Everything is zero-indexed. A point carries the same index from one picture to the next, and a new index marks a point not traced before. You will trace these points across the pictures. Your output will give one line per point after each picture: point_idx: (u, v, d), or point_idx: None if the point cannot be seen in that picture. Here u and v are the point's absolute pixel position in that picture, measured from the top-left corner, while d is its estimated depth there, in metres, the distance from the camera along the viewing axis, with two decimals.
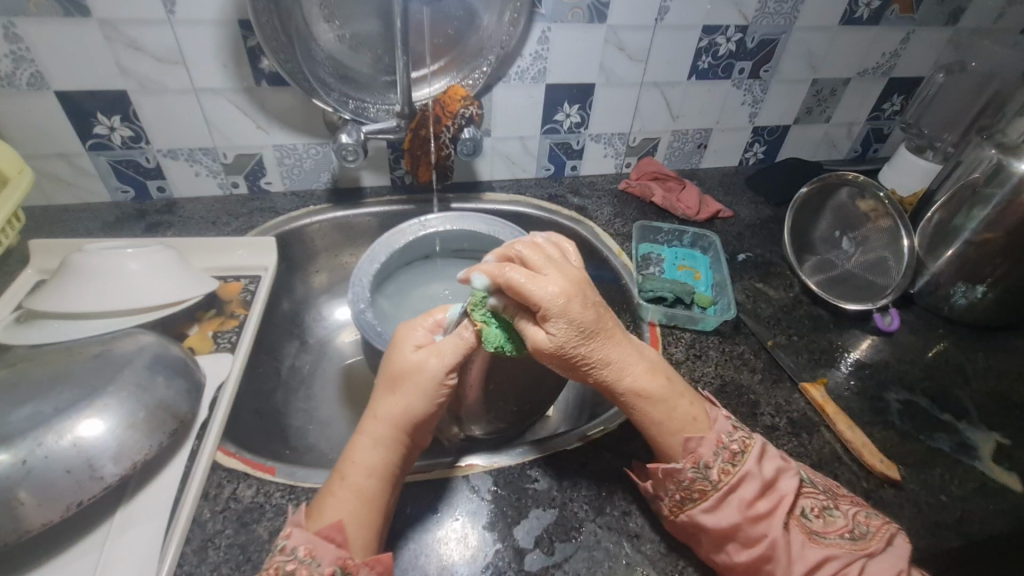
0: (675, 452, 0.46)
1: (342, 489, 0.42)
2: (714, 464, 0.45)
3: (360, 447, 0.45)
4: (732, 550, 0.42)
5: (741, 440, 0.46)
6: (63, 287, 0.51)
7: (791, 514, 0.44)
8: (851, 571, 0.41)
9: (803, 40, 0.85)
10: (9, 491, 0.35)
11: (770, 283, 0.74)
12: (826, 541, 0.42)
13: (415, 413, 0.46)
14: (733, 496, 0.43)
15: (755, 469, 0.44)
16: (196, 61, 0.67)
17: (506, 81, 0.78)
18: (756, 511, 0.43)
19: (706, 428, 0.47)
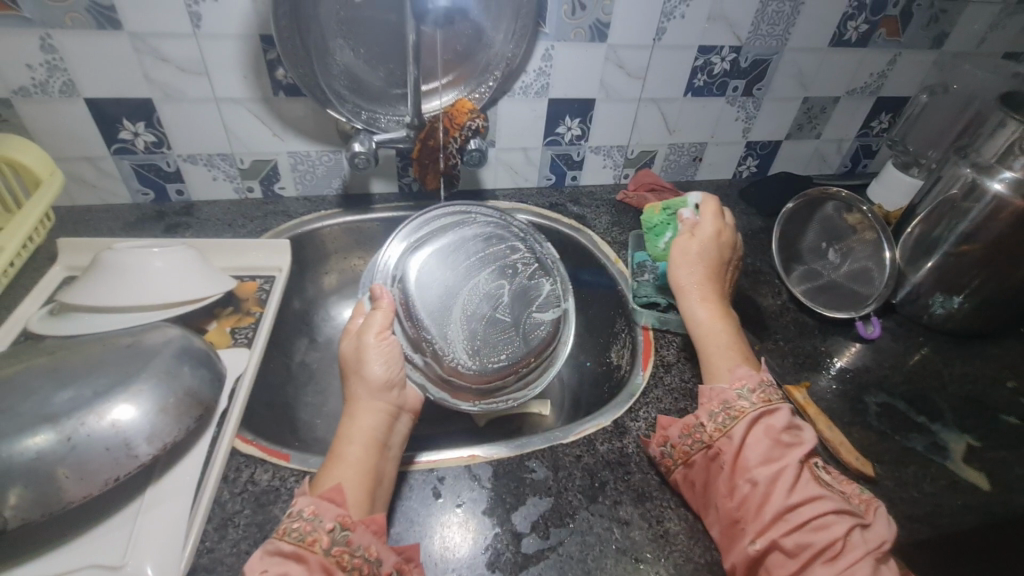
0: (712, 391, 0.52)
1: (346, 460, 0.47)
2: (741, 405, 0.50)
3: (355, 416, 0.50)
4: (752, 469, 0.47)
5: (771, 392, 0.51)
6: (93, 283, 0.55)
7: (804, 458, 0.48)
8: (845, 521, 0.43)
9: (794, 60, 0.90)
10: (55, 466, 0.38)
11: (759, 291, 0.78)
12: (831, 489, 0.46)
13: (371, 373, 0.51)
14: (764, 422, 0.49)
15: (789, 411, 0.50)
16: (219, 73, 0.71)
17: (510, 95, 0.82)
18: (781, 439, 0.48)
19: (741, 377, 0.52)
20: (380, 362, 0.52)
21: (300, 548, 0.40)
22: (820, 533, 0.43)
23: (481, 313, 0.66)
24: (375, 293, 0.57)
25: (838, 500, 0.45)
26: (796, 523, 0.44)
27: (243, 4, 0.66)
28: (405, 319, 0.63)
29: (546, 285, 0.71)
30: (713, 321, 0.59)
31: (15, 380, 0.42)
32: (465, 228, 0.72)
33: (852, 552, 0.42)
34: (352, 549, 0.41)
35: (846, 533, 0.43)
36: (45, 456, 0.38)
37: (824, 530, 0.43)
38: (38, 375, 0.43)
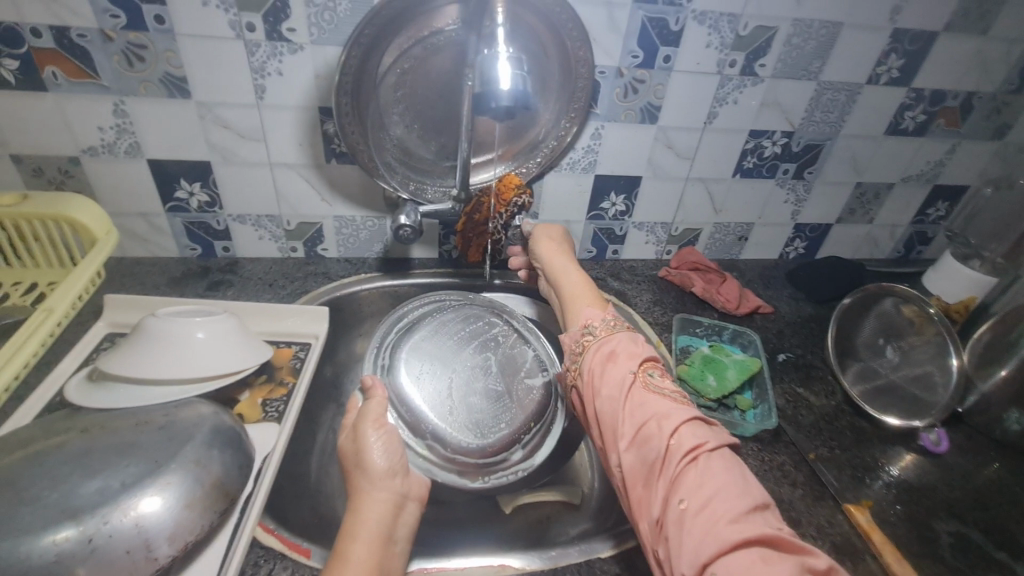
0: (570, 336, 0.62)
1: (351, 559, 0.45)
2: (587, 338, 0.60)
3: (361, 511, 0.49)
4: (608, 375, 0.55)
5: (611, 325, 0.61)
6: (134, 351, 0.54)
7: (640, 373, 0.55)
8: (671, 422, 0.49)
9: (848, 146, 0.88)
10: (73, 568, 0.36)
11: (811, 388, 0.74)
12: (664, 394, 0.52)
13: (371, 464, 0.52)
14: (603, 346, 0.58)
15: (623, 342, 0.58)
16: (276, 140, 0.73)
17: (557, 170, 0.82)
18: (614, 362, 0.56)
19: (589, 316, 0.63)
20: (381, 452, 0.53)
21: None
22: (653, 441, 0.49)
23: (475, 388, 0.68)
24: (367, 384, 0.59)
25: (664, 403, 0.51)
26: (635, 436, 0.50)
27: (306, 78, 0.68)
28: (400, 404, 0.64)
29: (529, 352, 0.73)
30: (564, 264, 0.71)
31: (45, 464, 0.41)
32: (439, 315, 0.74)
33: (675, 452, 0.47)
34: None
35: (671, 437, 0.48)
36: (65, 557, 0.36)
37: (654, 438, 0.49)
38: (68, 459, 0.41)
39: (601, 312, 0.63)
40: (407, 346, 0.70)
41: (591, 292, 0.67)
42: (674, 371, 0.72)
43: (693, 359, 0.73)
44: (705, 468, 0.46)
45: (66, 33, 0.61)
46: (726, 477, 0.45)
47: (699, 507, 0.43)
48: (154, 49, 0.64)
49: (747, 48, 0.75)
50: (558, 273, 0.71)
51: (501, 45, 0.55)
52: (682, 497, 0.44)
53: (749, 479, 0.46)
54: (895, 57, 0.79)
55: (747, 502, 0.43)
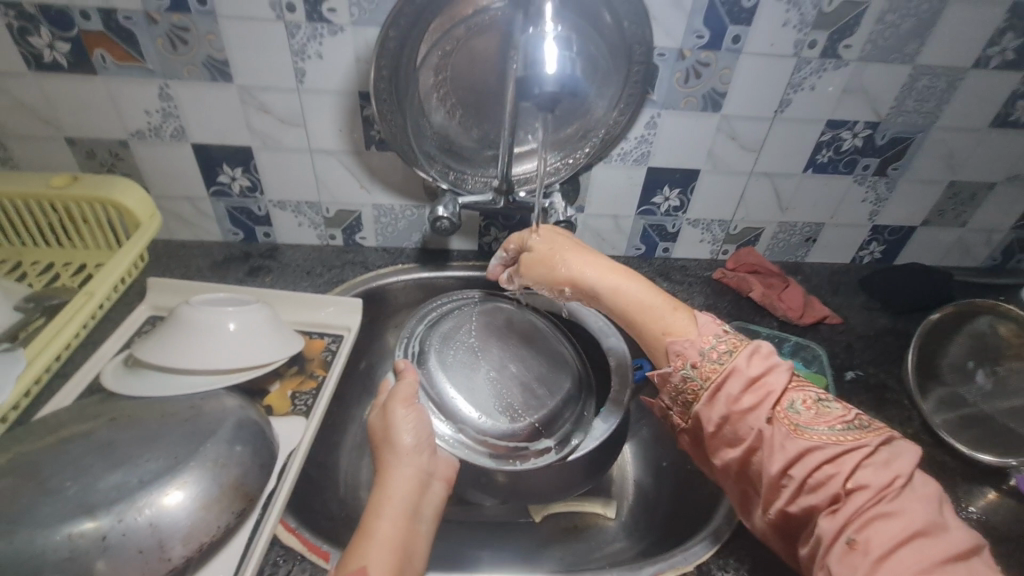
0: (661, 377, 0.51)
1: (375, 536, 0.43)
2: (693, 387, 0.49)
3: (386, 486, 0.48)
4: (744, 420, 0.46)
5: (719, 356, 0.49)
6: (168, 339, 0.54)
7: (777, 412, 0.46)
8: (840, 469, 0.42)
9: (944, 139, 0.77)
10: (86, 566, 0.36)
11: (885, 413, 0.66)
12: (822, 435, 0.44)
13: (400, 440, 0.50)
14: (721, 393, 0.47)
15: (741, 367, 0.48)
16: (316, 126, 0.71)
17: (606, 161, 0.76)
18: (742, 406, 0.47)
19: (682, 351, 0.50)
20: (409, 429, 0.51)
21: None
22: (822, 488, 0.43)
23: (505, 374, 0.65)
24: (399, 366, 0.57)
25: (826, 446, 0.44)
26: (793, 486, 0.44)
27: (346, 61, 0.66)
28: (428, 386, 0.63)
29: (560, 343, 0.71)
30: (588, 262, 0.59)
31: (69, 454, 0.41)
32: (468, 305, 0.72)
33: (854, 501, 0.41)
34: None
35: (846, 481, 0.42)
36: (79, 555, 0.36)
37: (822, 486, 0.43)
38: (91, 450, 0.41)
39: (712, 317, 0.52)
40: (437, 335, 0.68)
41: (664, 305, 0.55)
42: None
43: None
44: (896, 511, 0.40)
45: (113, 16, 0.61)
46: (915, 517, 0.39)
47: (893, 557, 0.38)
48: (196, 31, 0.63)
49: (831, 27, 0.66)
50: (587, 267, 0.59)
51: (548, 25, 0.50)
52: (861, 551, 0.39)
53: (950, 513, 0.41)
54: (1010, 36, 0.68)
55: (953, 550, 0.38)
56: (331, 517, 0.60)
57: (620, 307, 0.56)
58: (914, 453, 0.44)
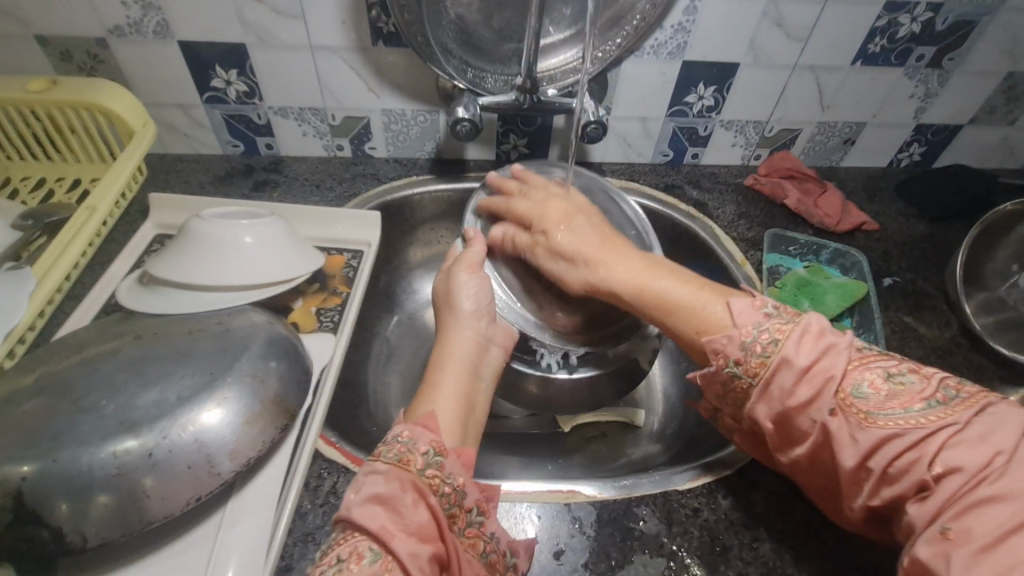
0: (704, 377, 0.46)
1: (441, 389, 0.47)
2: (741, 382, 0.43)
3: (447, 346, 0.51)
4: (803, 417, 0.40)
5: (771, 339, 0.42)
6: (183, 255, 0.51)
7: (840, 399, 0.40)
8: (925, 453, 0.36)
9: (1011, 23, 0.70)
10: (136, 482, 0.35)
11: (922, 318, 0.64)
12: (899, 417, 0.38)
13: (460, 304, 0.53)
14: (771, 389, 0.41)
15: (792, 356, 0.41)
16: (316, 17, 0.63)
17: (638, 54, 0.69)
18: (797, 401, 0.40)
19: (722, 347, 0.44)
20: (469, 296, 0.54)
21: (394, 467, 0.39)
22: (906, 475, 0.36)
23: None
24: (469, 235, 0.59)
25: (904, 432, 0.37)
26: (874, 476, 0.38)
27: None
28: (496, 258, 0.59)
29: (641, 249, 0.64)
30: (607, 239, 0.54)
31: (99, 372, 0.39)
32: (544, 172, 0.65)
33: (946, 489, 0.35)
34: (444, 474, 0.40)
35: (934, 470, 0.35)
36: (127, 471, 0.34)
37: (905, 476, 0.36)
38: (122, 368, 0.39)
39: (750, 299, 0.45)
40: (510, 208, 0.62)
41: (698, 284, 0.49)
42: (762, 294, 0.65)
43: (785, 282, 0.65)
44: (1001, 494, 0.33)
45: None
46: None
47: (1002, 548, 0.31)
48: None
49: None
50: (609, 270, 0.52)
51: None
52: (956, 541, 0.32)
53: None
54: None
55: None
56: (365, 431, 0.60)
57: (639, 291, 0.50)
58: (1020, 418, 0.36)
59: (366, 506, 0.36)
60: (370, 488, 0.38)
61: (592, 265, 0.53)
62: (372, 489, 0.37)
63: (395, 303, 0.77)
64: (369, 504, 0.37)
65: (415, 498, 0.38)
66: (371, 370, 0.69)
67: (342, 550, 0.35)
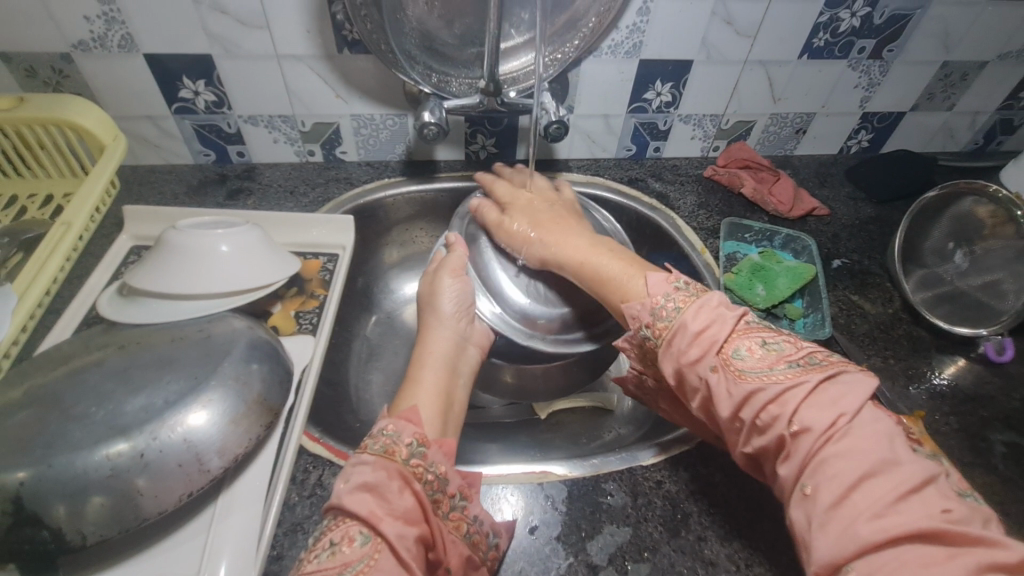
0: (629, 335, 0.51)
1: (423, 386, 0.50)
2: (649, 343, 0.48)
3: (428, 347, 0.55)
4: (686, 369, 0.44)
5: (685, 300, 0.46)
6: (161, 266, 0.52)
7: (723, 356, 0.42)
8: (785, 410, 0.38)
9: (942, 16, 0.75)
10: (130, 481, 0.37)
11: (867, 296, 0.69)
12: (765, 374, 0.40)
13: (442, 308, 0.56)
14: (667, 349, 0.45)
15: (687, 322, 0.44)
16: (281, 28, 0.65)
17: (596, 55, 0.72)
18: (688, 358, 0.43)
19: (637, 313, 0.49)
20: (451, 299, 0.57)
21: (380, 458, 0.41)
22: (767, 431, 0.39)
23: None
24: (450, 238, 0.61)
25: (769, 385, 0.39)
26: (740, 428, 0.41)
27: None
28: (477, 259, 0.62)
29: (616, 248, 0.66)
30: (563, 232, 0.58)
31: (87, 381, 0.40)
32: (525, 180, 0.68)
33: (800, 445, 0.37)
34: (427, 462, 0.43)
35: (789, 423, 0.38)
36: (121, 472, 0.37)
37: (767, 428, 0.39)
38: (109, 376, 0.41)
39: (665, 275, 0.50)
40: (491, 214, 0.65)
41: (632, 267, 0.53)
42: (719, 280, 0.68)
43: (741, 268, 0.69)
44: (842, 452, 0.35)
45: None
46: (868, 453, 0.35)
47: (840, 509, 0.34)
48: None
49: None
50: (562, 245, 0.57)
51: None
52: (814, 498, 0.35)
53: (903, 446, 0.36)
54: None
55: (909, 487, 0.33)
56: (348, 428, 0.62)
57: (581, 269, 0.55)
58: (869, 386, 0.39)
59: (355, 494, 0.39)
60: (358, 478, 0.40)
61: (546, 243, 0.58)
62: (360, 478, 0.40)
63: (373, 303, 0.80)
64: (359, 491, 0.39)
65: (400, 485, 0.40)
66: (353, 369, 0.72)
67: (335, 534, 0.38)
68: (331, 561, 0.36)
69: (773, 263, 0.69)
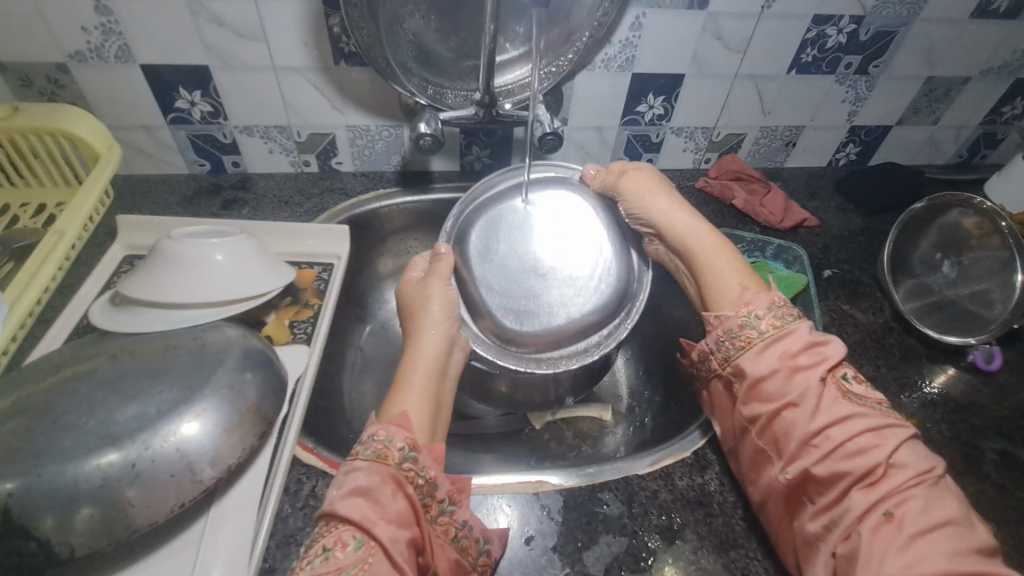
0: (718, 318, 0.52)
1: (412, 390, 0.49)
2: (748, 333, 0.49)
3: (418, 348, 0.53)
4: (797, 375, 0.46)
5: (784, 317, 0.50)
6: (156, 274, 0.52)
7: (831, 374, 0.47)
8: (881, 443, 0.42)
9: (925, 34, 0.77)
10: (120, 492, 0.36)
11: (858, 305, 0.70)
12: (866, 404, 0.45)
13: (431, 311, 0.56)
14: (779, 347, 0.48)
15: (803, 332, 0.48)
16: (279, 39, 0.65)
17: (590, 68, 0.73)
18: (798, 364, 0.47)
19: (751, 301, 0.51)
20: (438, 303, 0.56)
21: (372, 463, 0.41)
22: (856, 458, 0.42)
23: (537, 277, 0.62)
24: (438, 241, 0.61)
25: (872, 416, 0.44)
26: (826, 449, 0.43)
27: None
28: (462, 265, 0.62)
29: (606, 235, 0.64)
30: (677, 207, 0.59)
31: (78, 390, 0.40)
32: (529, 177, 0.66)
33: (892, 477, 0.41)
34: (419, 466, 0.43)
35: (887, 455, 0.42)
36: (111, 483, 0.36)
37: (859, 453, 0.42)
38: (100, 385, 0.40)
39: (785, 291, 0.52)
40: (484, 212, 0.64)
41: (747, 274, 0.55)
42: None
43: None
44: (929, 496, 0.41)
45: None
46: (940, 505, 0.40)
47: (916, 544, 0.38)
48: None
49: None
50: (684, 230, 0.58)
51: None
52: (898, 524, 0.39)
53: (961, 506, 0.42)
54: None
55: (980, 544, 0.39)
56: (341, 439, 0.62)
57: (697, 262, 0.56)
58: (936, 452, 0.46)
59: (348, 499, 0.39)
60: (349, 483, 0.40)
61: (672, 236, 0.58)
62: (353, 482, 0.40)
63: (367, 314, 0.79)
64: (351, 497, 0.39)
65: (393, 490, 0.41)
66: (346, 380, 0.71)
67: (328, 539, 0.38)
68: (326, 566, 0.36)
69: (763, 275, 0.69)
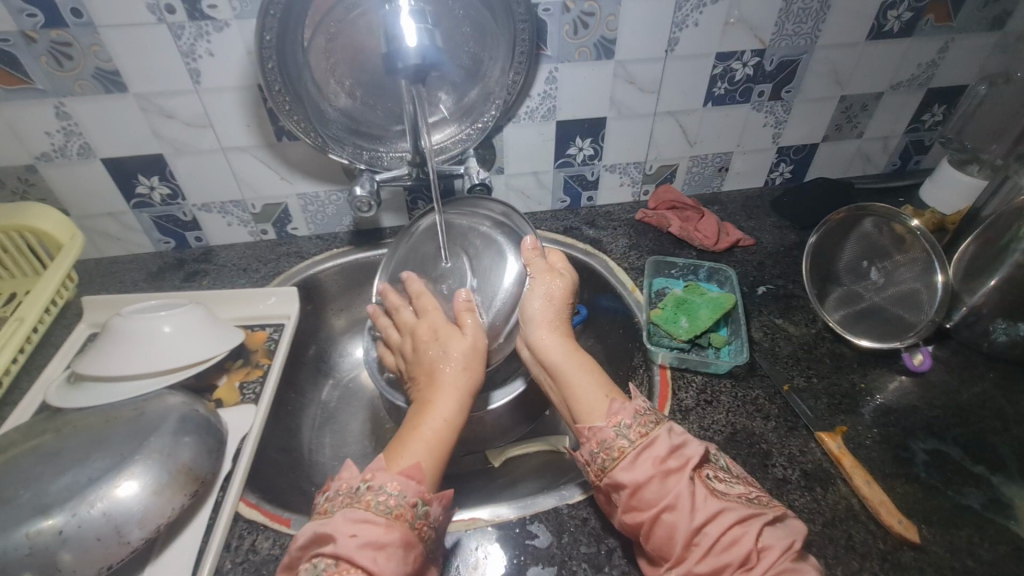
0: (589, 430, 0.51)
1: (422, 435, 0.50)
2: (620, 443, 0.48)
3: (434, 379, 0.55)
4: (667, 481, 0.46)
5: (646, 423, 0.50)
6: (107, 351, 0.56)
7: (696, 474, 0.47)
8: (751, 531, 0.43)
9: (828, 58, 0.82)
10: (50, 558, 0.39)
11: (791, 318, 0.72)
12: (733, 497, 0.45)
13: (455, 329, 0.59)
14: (645, 454, 0.47)
15: (665, 435, 0.48)
16: (223, 124, 0.72)
17: (515, 121, 0.79)
18: (668, 468, 0.46)
19: (617, 411, 0.51)
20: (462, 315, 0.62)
21: (391, 521, 0.43)
22: (731, 551, 0.42)
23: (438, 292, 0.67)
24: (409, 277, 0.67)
25: (738, 507, 0.44)
26: (705, 546, 0.43)
27: (238, 55, 0.66)
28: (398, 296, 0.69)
29: (506, 283, 0.66)
30: (550, 324, 0.61)
31: (20, 466, 0.44)
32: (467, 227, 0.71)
33: (764, 561, 0.41)
34: (429, 521, 0.45)
35: (756, 542, 0.42)
36: (41, 549, 0.39)
37: (734, 545, 0.42)
38: (40, 459, 0.44)
39: (633, 402, 0.51)
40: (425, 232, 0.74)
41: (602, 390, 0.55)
42: (647, 316, 0.71)
43: (666, 302, 0.72)
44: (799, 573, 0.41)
45: None
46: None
47: None
48: (79, 45, 0.62)
49: None
50: (554, 354, 0.58)
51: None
52: None
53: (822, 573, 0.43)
54: None
55: None
56: (297, 491, 0.64)
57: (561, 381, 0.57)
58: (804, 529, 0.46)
59: (365, 551, 0.40)
60: (366, 535, 0.41)
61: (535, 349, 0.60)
62: (368, 535, 0.41)
63: (330, 368, 0.83)
64: (366, 549, 0.41)
65: (404, 547, 0.42)
66: (307, 433, 0.74)
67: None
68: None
69: (697, 295, 0.72)
